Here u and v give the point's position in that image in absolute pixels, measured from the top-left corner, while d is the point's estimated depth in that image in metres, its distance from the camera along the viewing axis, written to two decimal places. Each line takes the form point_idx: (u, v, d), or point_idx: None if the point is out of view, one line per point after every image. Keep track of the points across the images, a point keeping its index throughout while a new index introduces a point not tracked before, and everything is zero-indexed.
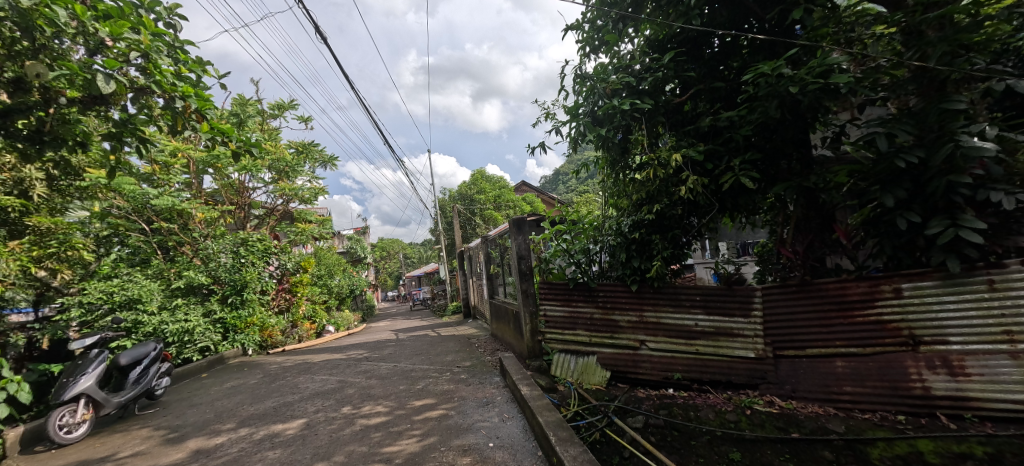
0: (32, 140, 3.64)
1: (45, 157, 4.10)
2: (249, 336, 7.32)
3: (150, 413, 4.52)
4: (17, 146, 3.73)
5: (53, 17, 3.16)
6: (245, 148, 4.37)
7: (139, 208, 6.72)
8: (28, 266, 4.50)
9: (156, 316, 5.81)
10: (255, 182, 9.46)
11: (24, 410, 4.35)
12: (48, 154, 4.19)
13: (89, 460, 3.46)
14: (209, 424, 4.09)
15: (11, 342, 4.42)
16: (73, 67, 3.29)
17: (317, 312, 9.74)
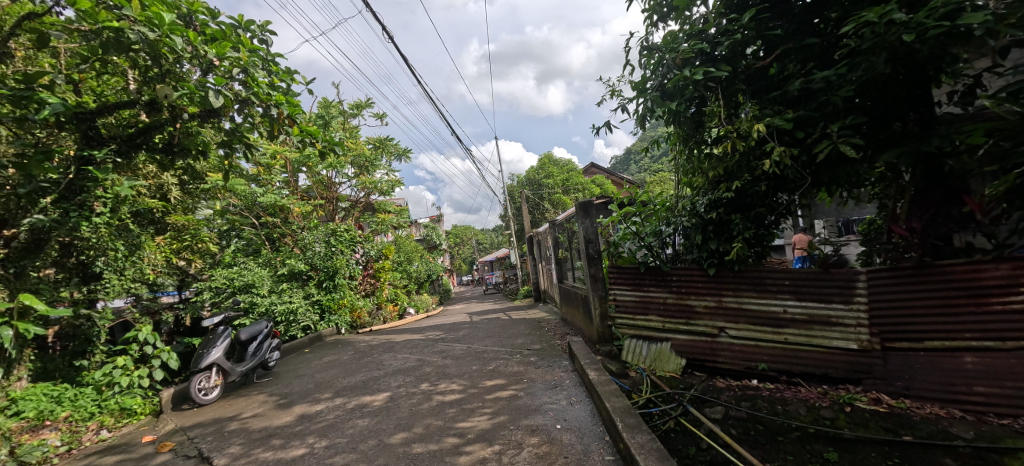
0: (167, 151, 4.42)
1: (178, 166, 4.92)
2: (341, 317, 8.12)
3: (264, 381, 5.28)
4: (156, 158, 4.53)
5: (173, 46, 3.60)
6: (330, 147, 4.84)
7: (249, 205, 7.75)
8: (170, 256, 5.51)
9: (268, 298, 6.71)
10: (340, 177, 10.36)
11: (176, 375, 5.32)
12: (178, 163, 4.98)
13: (223, 418, 4.16)
14: (311, 393, 4.66)
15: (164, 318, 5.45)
16: (190, 87, 3.87)
17: (399, 295, 10.48)
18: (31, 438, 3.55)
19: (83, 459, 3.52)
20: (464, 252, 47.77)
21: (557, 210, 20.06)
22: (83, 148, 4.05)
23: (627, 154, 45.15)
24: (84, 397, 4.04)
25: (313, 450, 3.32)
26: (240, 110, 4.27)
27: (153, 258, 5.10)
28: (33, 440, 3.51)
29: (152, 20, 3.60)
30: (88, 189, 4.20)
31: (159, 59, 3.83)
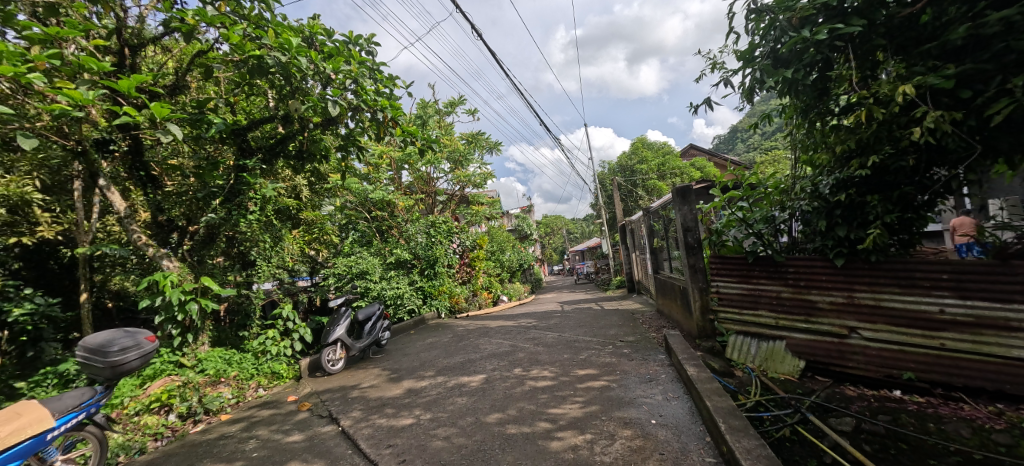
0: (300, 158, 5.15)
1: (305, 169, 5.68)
2: (441, 301, 8.72)
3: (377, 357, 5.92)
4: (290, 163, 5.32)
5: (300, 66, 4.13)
6: (428, 144, 5.18)
7: (363, 201, 8.62)
8: (302, 246, 6.45)
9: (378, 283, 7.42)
10: (438, 172, 11.00)
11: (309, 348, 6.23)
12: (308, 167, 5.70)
13: (346, 386, 4.76)
14: (416, 370, 5.10)
15: (300, 299, 6.38)
16: (314, 100, 4.45)
17: (493, 283, 10.88)
18: (212, 389, 4.41)
19: (245, 412, 4.27)
20: (556, 241, 47.81)
21: (651, 196, 18.98)
22: (239, 159, 4.96)
23: (736, 133, 40.98)
24: (246, 361, 4.92)
25: (420, 421, 3.61)
26: (353, 117, 4.77)
27: (290, 248, 6.01)
28: (213, 391, 4.37)
29: (284, 46, 4.11)
30: (243, 191, 5.06)
31: (291, 79, 4.34)
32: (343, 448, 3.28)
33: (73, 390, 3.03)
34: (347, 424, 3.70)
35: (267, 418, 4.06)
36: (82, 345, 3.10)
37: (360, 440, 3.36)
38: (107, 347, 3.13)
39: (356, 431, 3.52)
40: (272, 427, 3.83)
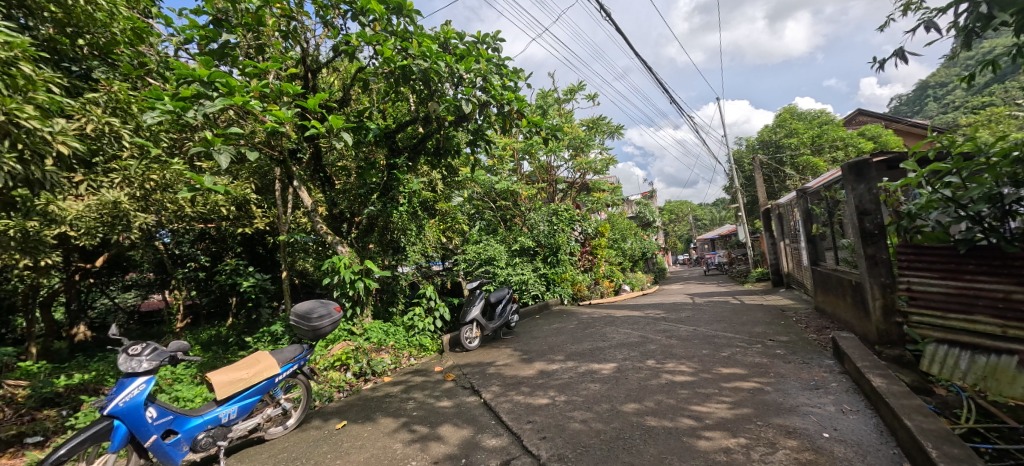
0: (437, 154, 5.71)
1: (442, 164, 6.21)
2: (564, 288, 8.78)
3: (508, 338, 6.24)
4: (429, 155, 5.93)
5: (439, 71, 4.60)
6: (553, 132, 5.27)
7: (487, 192, 9.06)
8: (439, 233, 7.04)
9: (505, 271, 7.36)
10: (558, 161, 11.00)
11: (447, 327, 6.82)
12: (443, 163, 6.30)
13: (482, 363, 5.12)
14: (546, 354, 5.25)
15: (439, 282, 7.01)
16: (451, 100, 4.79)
17: (615, 272, 10.57)
18: (376, 354, 5.06)
19: (402, 376, 4.88)
20: (678, 229, 44.80)
21: (801, 176, 16.54)
22: (390, 158, 5.69)
23: (915, 96, 33.47)
24: (399, 334, 5.53)
25: (556, 402, 3.72)
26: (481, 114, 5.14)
27: (430, 236, 6.62)
28: (376, 356, 5.02)
29: (425, 53, 4.54)
30: (395, 186, 5.77)
31: (430, 84, 4.79)
32: (487, 418, 3.55)
33: (289, 346, 3.70)
34: (488, 396, 4.00)
35: (419, 383, 4.58)
36: (294, 312, 3.79)
37: (502, 412, 3.59)
38: (310, 314, 3.79)
39: (497, 404, 3.79)
40: (425, 392, 4.31)
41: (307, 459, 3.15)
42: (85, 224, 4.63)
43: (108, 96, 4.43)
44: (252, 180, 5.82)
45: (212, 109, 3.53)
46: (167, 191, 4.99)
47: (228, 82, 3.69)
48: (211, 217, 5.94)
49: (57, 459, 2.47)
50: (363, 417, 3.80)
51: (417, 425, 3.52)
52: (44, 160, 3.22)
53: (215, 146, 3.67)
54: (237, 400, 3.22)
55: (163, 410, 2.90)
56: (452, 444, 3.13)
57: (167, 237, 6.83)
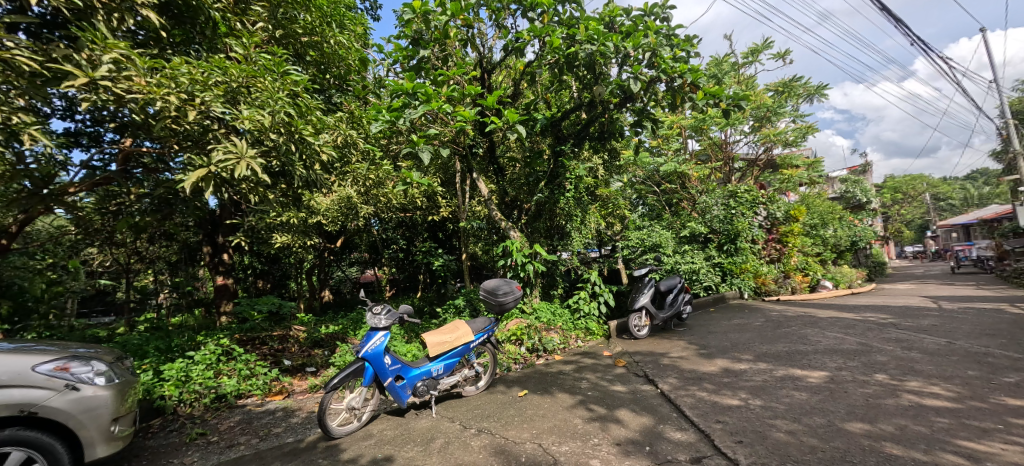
0: (600, 138, 5.82)
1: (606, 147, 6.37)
2: (745, 281, 7.32)
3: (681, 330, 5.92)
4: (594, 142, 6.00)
5: (605, 52, 4.56)
6: (733, 102, 4.95)
7: (650, 175, 8.63)
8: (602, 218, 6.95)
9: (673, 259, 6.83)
10: (736, 135, 9.78)
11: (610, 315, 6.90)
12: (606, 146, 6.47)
13: (655, 353, 4.97)
14: (730, 351, 4.81)
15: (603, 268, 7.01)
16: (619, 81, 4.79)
17: (811, 264, 8.66)
18: (547, 333, 5.35)
19: (572, 356, 5.07)
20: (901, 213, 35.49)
21: None
22: (556, 146, 5.86)
23: None
24: (566, 316, 5.77)
25: (750, 405, 3.42)
26: (648, 92, 5.19)
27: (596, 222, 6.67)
28: (547, 334, 5.32)
29: (592, 36, 4.56)
30: (562, 172, 5.99)
31: (594, 66, 4.85)
32: (668, 409, 3.50)
33: (480, 318, 4.30)
34: (666, 388, 3.93)
35: (590, 365, 4.75)
36: (483, 288, 4.32)
37: (685, 407, 3.50)
38: (497, 291, 4.26)
39: (678, 398, 3.69)
40: (596, 374, 4.48)
41: (499, 418, 3.57)
42: (330, 214, 5.97)
43: (349, 114, 5.29)
44: (438, 174, 6.69)
45: (416, 115, 4.33)
46: (382, 187, 5.99)
47: (426, 92, 4.35)
48: (410, 208, 7.14)
49: (333, 385, 3.29)
50: (542, 390, 4.14)
51: (594, 405, 3.70)
52: (314, 164, 4.21)
53: (420, 146, 4.52)
54: (444, 359, 3.88)
55: (395, 359, 3.63)
56: (634, 429, 3.19)
57: (376, 223, 8.38)
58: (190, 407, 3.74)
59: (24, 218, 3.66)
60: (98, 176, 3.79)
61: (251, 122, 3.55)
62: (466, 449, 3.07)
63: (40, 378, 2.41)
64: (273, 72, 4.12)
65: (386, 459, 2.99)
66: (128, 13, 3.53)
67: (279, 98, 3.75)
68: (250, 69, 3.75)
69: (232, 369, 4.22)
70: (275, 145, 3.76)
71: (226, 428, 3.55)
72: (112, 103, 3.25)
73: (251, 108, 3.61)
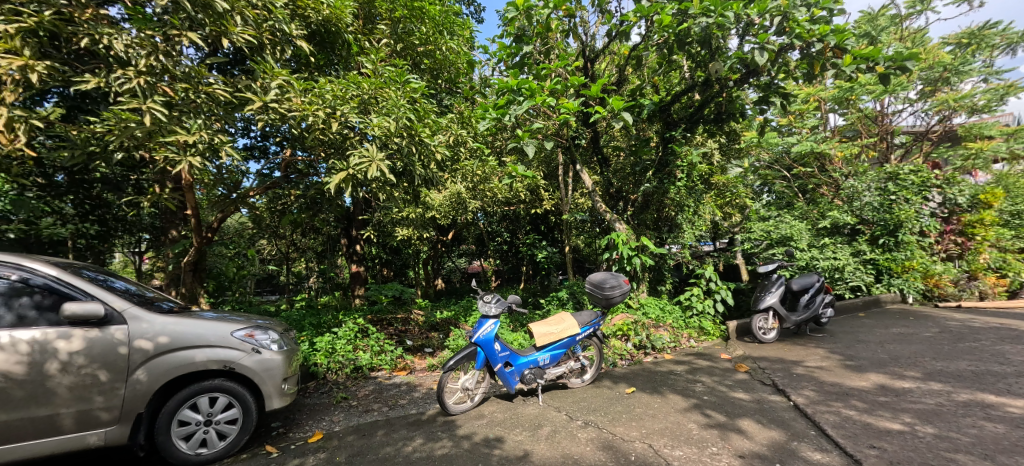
0: (718, 120, 5.42)
1: (725, 131, 5.90)
2: (909, 282, 6.05)
3: (818, 336, 5.21)
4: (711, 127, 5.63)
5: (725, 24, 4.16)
6: (897, 64, 4.14)
7: (778, 158, 7.65)
8: (720, 209, 6.38)
9: (808, 253, 5.99)
10: (897, 104, 8.16)
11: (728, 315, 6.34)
12: (726, 129, 5.98)
13: (786, 360, 4.48)
14: (888, 365, 4.12)
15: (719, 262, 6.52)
16: (740, 54, 4.41)
17: (1011, 263, 6.77)
18: (655, 330, 5.19)
19: (684, 356, 4.81)
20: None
21: None
22: (665, 132, 5.64)
23: None
24: (676, 313, 5.51)
25: (919, 433, 2.96)
26: (777, 62, 4.69)
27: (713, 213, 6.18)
28: (655, 332, 5.14)
29: (708, 8, 4.18)
30: (673, 161, 5.71)
31: (710, 41, 4.51)
32: (804, 425, 3.21)
33: (585, 310, 4.32)
34: (800, 402, 3.56)
35: (706, 368, 4.47)
36: (589, 281, 4.32)
37: (825, 425, 3.17)
38: (603, 285, 4.22)
39: (816, 414, 3.34)
40: (713, 377, 4.21)
41: (605, 413, 3.58)
42: (443, 209, 6.46)
43: (459, 115, 5.61)
44: (541, 168, 6.79)
45: (520, 109, 4.49)
46: (488, 182, 6.30)
47: (530, 86, 4.49)
48: (514, 201, 7.43)
49: (451, 367, 3.62)
50: (651, 389, 4.03)
51: (710, 411, 3.51)
52: (430, 163, 4.59)
53: (524, 141, 4.67)
54: (549, 350, 4.00)
55: (504, 346, 3.85)
56: (761, 442, 2.99)
57: (483, 216, 8.83)
58: (336, 374, 4.43)
59: (221, 218, 4.58)
60: (269, 181, 4.67)
61: (379, 128, 4.01)
62: (574, 440, 3.15)
63: (236, 341, 3.05)
64: (396, 82, 4.56)
65: (498, 439, 3.22)
66: (285, 44, 4.27)
67: (401, 105, 4.15)
68: (378, 81, 4.21)
69: (367, 345, 4.87)
70: (399, 148, 4.20)
71: (364, 395, 4.13)
72: (278, 121, 3.92)
73: (379, 116, 4.05)
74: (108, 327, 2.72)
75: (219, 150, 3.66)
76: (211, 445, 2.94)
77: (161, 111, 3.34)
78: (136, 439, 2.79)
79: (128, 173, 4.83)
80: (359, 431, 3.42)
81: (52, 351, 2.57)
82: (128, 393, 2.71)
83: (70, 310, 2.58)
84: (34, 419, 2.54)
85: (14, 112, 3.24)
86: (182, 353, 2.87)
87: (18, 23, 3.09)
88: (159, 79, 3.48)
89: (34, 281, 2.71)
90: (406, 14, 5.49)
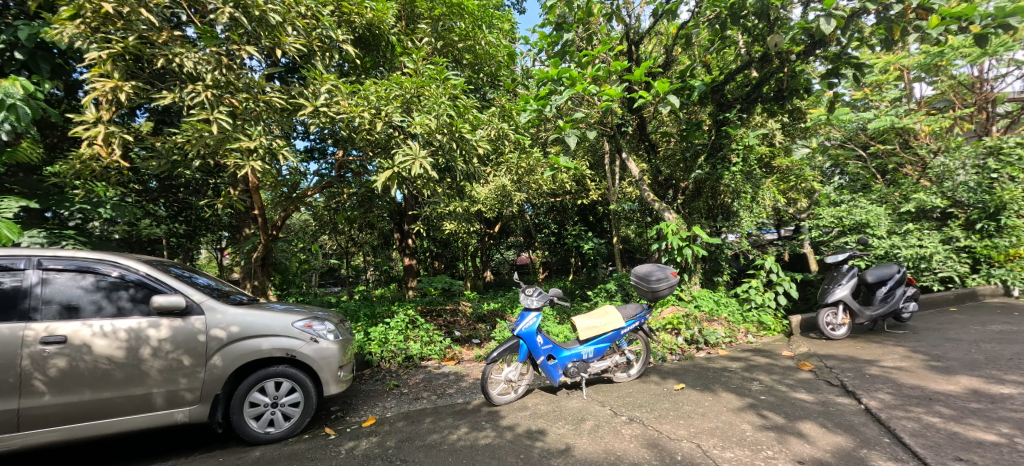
0: (779, 98, 5.03)
1: (788, 110, 5.43)
2: (1015, 273, 5.31)
3: (899, 333, 4.69)
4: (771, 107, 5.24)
5: None
6: (998, 21, 3.56)
7: (852, 136, 6.89)
8: (782, 195, 5.92)
9: (887, 240, 5.38)
10: (1002, 66, 7.07)
11: (793, 308, 5.95)
12: (789, 107, 5.51)
13: (858, 359, 4.09)
14: (983, 367, 3.63)
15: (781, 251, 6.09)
16: (803, 24, 4.02)
17: None
18: (709, 324, 4.98)
19: (740, 352, 4.54)
20: None
21: None
22: (719, 114, 5.33)
23: None
24: (732, 306, 5.29)
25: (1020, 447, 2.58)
26: (848, 29, 4.20)
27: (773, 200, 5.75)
28: (709, 326, 4.92)
29: None
30: (726, 145, 5.41)
31: (767, 14, 4.16)
32: (876, 432, 2.91)
33: (631, 303, 4.21)
34: (872, 405, 3.24)
35: (765, 365, 4.18)
36: (634, 273, 4.17)
37: (901, 433, 2.85)
38: (649, 277, 4.06)
39: (891, 420, 3.02)
40: (772, 376, 3.93)
41: (652, 409, 3.47)
42: (489, 202, 6.63)
43: (500, 108, 5.63)
44: (586, 157, 6.66)
45: (561, 99, 4.39)
46: (533, 174, 6.40)
47: (570, 75, 4.36)
48: (559, 192, 7.41)
49: (493, 358, 3.63)
50: (702, 386, 3.85)
51: (767, 412, 3.28)
52: (472, 158, 4.66)
53: (566, 132, 4.53)
54: (593, 343, 3.93)
55: (547, 339, 3.83)
56: (824, 448, 2.76)
57: (530, 208, 8.85)
58: (389, 362, 4.67)
59: (284, 216, 4.94)
60: (324, 181, 4.98)
61: (421, 126, 4.11)
62: (617, 436, 3.09)
63: (296, 331, 3.29)
64: (436, 80, 4.66)
65: (540, 432, 3.22)
66: (332, 50, 4.44)
67: (442, 102, 4.22)
68: (419, 80, 4.29)
69: (417, 335, 5.08)
70: (441, 145, 4.29)
71: (414, 383, 4.32)
72: (328, 124, 4.15)
73: (421, 114, 4.15)
74: (189, 318, 3.02)
75: (278, 154, 3.94)
76: (278, 425, 3.21)
77: (227, 120, 3.65)
78: (215, 418, 3.08)
79: (206, 177, 5.34)
80: (408, 418, 3.59)
81: (144, 338, 2.87)
82: (207, 376, 3.00)
83: (158, 302, 2.91)
84: (131, 397, 2.84)
85: (111, 128, 3.66)
86: (250, 341, 3.13)
87: (109, 49, 3.49)
88: (225, 92, 3.79)
89: (129, 277, 3.01)
90: (445, 12, 5.57)
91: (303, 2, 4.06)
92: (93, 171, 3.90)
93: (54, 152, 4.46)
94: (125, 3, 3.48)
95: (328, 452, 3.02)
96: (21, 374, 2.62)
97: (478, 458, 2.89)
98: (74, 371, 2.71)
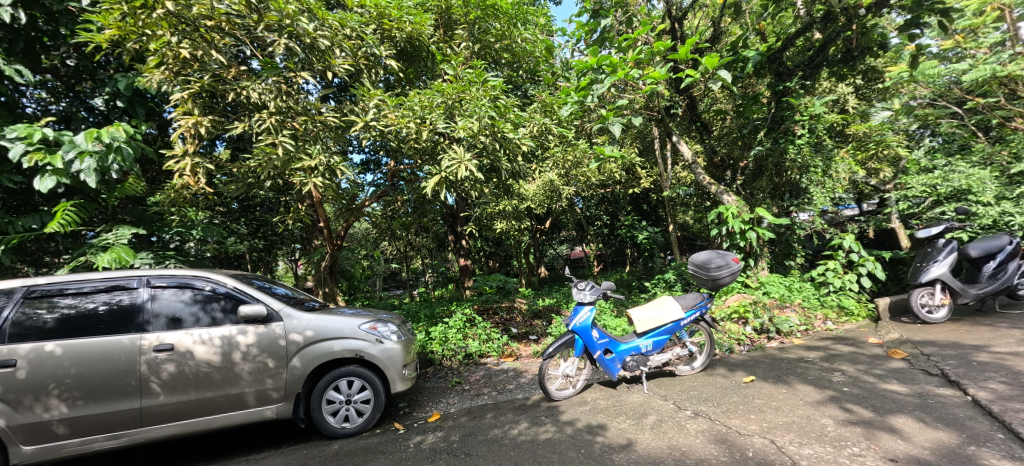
0: (847, 59, 4.57)
1: (860, 70, 4.93)
2: None
3: (1015, 315, 4.06)
4: (838, 70, 4.79)
5: None
6: None
7: (944, 91, 5.93)
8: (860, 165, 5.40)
9: (995, 207, 4.66)
10: None
11: (880, 290, 5.37)
12: (861, 68, 4.98)
13: (962, 344, 3.61)
14: None
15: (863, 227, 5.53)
16: None
17: None
18: (780, 312, 4.63)
19: (818, 341, 4.19)
20: None
21: None
22: (779, 84, 4.99)
23: None
24: (807, 291, 4.91)
25: None
26: None
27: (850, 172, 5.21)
28: (781, 314, 4.58)
29: None
30: (788, 117, 5.04)
31: None
32: (987, 427, 2.56)
33: (690, 292, 4.01)
34: (981, 397, 2.85)
35: (848, 354, 3.82)
36: (692, 261, 3.96)
37: (1020, 428, 2.48)
38: (709, 265, 3.84)
39: (1006, 413, 2.63)
40: (857, 366, 3.57)
41: (719, 403, 3.30)
42: (538, 198, 6.83)
43: (541, 104, 5.62)
44: (634, 144, 6.45)
45: (603, 88, 4.22)
46: (580, 167, 6.39)
47: (611, 61, 4.18)
48: (609, 182, 7.29)
49: (550, 354, 3.60)
50: (774, 378, 3.60)
51: (852, 405, 3.00)
52: (516, 156, 4.71)
53: (609, 120, 4.38)
54: (652, 337, 3.81)
55: (604, 333, 3.76)
56: (921, 445, 2.47)
57: (580, 201, 8.76)
58: (451, 360, 4.86)
59: (346, 226, 5.30)
60: (379, 191, 5.28)
61: (464, 130, 4.21)
62: (681, 431, 2.98)
63: (363, 333, 3.52)
64: (476, 83, 4.74)
65: (600, 427, 3.19)
66: (378, 66, 4.74)
67: (482, 104, 4.27)
68: (460, 85, 4.41)
69: (476, 333, 5.24)
70: (484, 146, 4.36)
71: (475, 379, 4.45)
72: (378, 136, 4.37)
73: (462, 119, 4.27)
74: (271, 324, 3.33)
75: (336, 169, 4.20)
76: (353, 420, 3.45)
77: (290, 143, 3.96)
78: (298, 414, 3.37)
79: (277, 196, 5.86)
80: (470, 414, 3.70)
81: (235, 343, 3.21)
82: (289, 376, 3.30)
83: (245, 311, 3.23)
84: (228, 396, 3.19)
85: (195, 159, 4.13)
86: (324, 344, 3.40)
87: (189, 89, 3.93)
88: (286, 116, 4.12)
89: (220, 290, 3.39)
90: (480, 14, 5.62)
91: (348, 24, 4.32)
92: (185, 198, 4.42)
93: (154, 184, 5.13)
94: (199, 47, 3.88)
95: (398, 445, 3.20)
96: (140, 378, 3.01)
97: (539, 452, 2.93)
98: (182, 374, 3.09)
